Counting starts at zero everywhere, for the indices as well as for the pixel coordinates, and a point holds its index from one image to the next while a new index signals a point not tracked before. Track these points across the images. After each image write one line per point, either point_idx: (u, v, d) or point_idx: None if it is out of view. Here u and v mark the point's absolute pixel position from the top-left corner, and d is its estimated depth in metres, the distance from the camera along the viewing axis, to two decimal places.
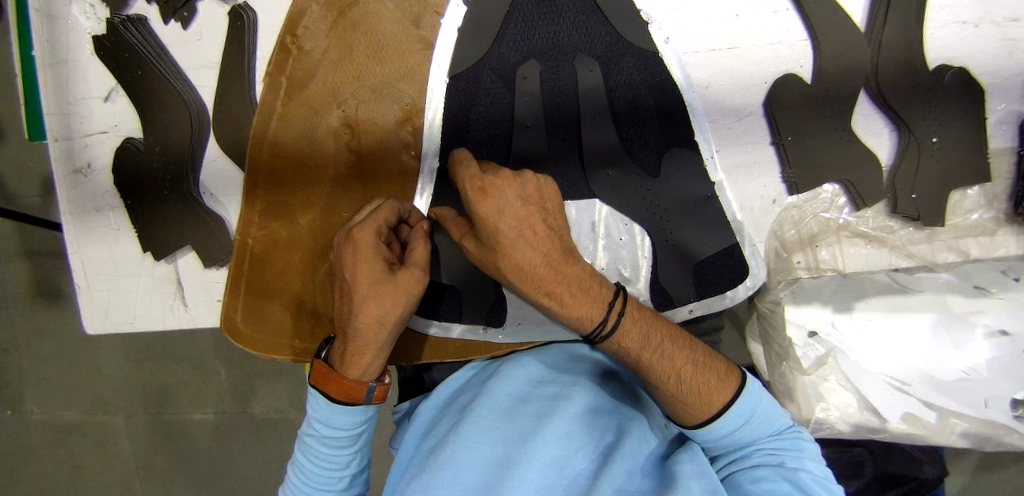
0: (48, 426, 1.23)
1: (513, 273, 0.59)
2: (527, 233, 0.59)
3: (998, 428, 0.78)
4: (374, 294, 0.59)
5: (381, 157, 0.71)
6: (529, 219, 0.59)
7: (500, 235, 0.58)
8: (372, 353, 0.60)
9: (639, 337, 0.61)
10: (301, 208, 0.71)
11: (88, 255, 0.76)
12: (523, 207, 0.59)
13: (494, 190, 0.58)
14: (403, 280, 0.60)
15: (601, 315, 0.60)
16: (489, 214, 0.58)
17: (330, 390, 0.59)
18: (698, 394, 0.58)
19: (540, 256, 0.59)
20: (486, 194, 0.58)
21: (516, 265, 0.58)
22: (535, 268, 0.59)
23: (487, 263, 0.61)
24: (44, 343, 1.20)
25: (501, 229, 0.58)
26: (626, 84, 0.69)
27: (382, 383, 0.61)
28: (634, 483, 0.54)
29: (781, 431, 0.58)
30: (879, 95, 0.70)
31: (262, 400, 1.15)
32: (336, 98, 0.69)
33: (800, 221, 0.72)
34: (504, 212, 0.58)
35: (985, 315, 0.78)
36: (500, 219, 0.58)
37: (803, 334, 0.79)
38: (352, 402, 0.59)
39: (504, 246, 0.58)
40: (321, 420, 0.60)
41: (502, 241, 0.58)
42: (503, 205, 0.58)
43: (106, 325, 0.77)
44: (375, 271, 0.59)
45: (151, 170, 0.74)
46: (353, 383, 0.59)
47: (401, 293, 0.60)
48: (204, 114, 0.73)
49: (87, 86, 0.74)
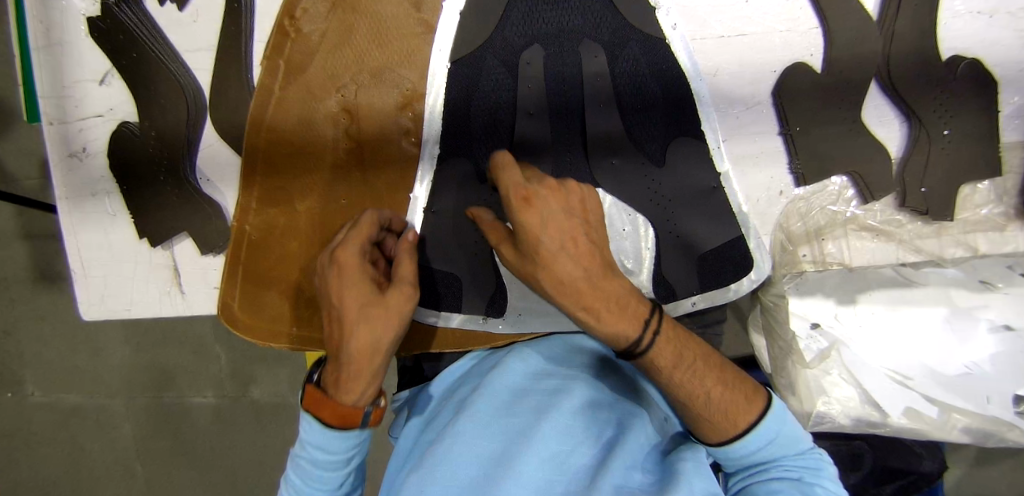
0: (50, 409, 1.23)
1: (552, 284, 0.55)
2: (568, 245, 0.54)
3: (1000, 425, 0.77)
4: (364, 320, 0.55)
5: (381, 143, 0.70)
6: (574, 229, 0.55)
7: (542, 249, 0.54)
8: (365, 376, 0.56)
9: (673, 355, 0.57)
10: (300, 195, 0.70)
11: (84, 241, 0.75)
12: (567, 216, 0.56)
13: (538, 201, 0.55)
14: (393, 299, 0.56)
15: (638, 331, 0.55)
16: (532, 225, 0.54)
17: (324, 415, 0.55)
18: (727, 412, 0.55)
19: (580, 269, 0.54)
20: (530, 204, 0.54)
21: (556, 278, 0.54)
22: (575, 282, 0.54)
23: (526, 274, 0.57)
24: (44, 326, 1.19)
25: (544, 241, 0.54)
26: (632, 71, 0.67)
27: (376, 406, 0.58)
28: (635, 479, 0.53)
29: (805, 451, 0.56)
30: (891, 85, 0.68)
31: (261, 385, 1.15)
32: (335, 83, 0.68)
33: (807, 214, 0.71)
34: (547, 225, 0.54)
35: (989, 309, 0.78)
36: (544, 232, 0.54)
37: (805, 326, 0.79)
38: (347, 428, 0.56)
39: (546, 259, 0.54)
40: (314, 444, 0.56)
41: (545, 253, 0.54)
42: (547, 217, 0.54)
43: (102, 311, 0.76)
44: (363, 291, 0.57)
45: (147, 155, 0.73)
46: (350, 408, 0.55)
47: (392, 314, 0.56)
48: (201, 99, 0.71)
49: (82, 69, 0.72)
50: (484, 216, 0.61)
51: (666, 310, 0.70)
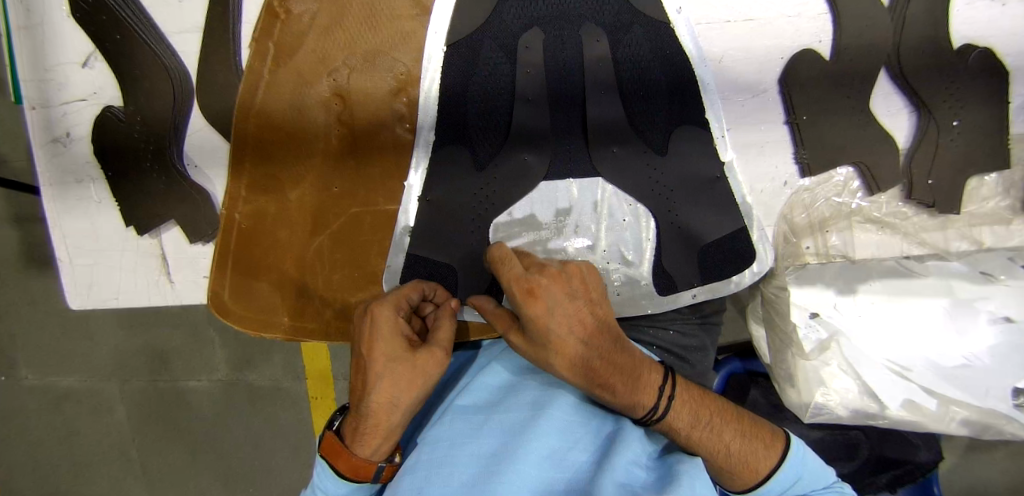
0: (42, 395, 1.22)
1: (567, 371, 0.54)
2: (577, 329, 0.54)
3: (997, 417, 0.77)
4: (390, 374, 0.54)
5: (375, 130, 0.67)
6: (577, 313, 0.54)
7: (552, 335, 0.53)
8: (382, 434, 0.55)
9: (690, 417, 0.58)
10: (291, 183, 0.68)
11: (70, 229, 0.73)
12: (574, 304, 0.54)
13: (543, 291, 0.53)
14: (422, 360, 0.55)
15: (651, 399, 0.57)
16: (539, 317, 0.53)
17: (339, 465, 0.56)
18: (745, 465, 0.57)
19: (589, 348, 0.55)
20: (535, 296, 0.53)
21: (569, 363, 0.54)
22: (586, 361, 0.54)
23: (538, 361, 0.56)
24: (34, 312, 1.17)
25: (553, 328, 0.53)
26: (634, 56, 0.65)
27: (391, 463, 0.58)
28: (635, 476, 0.53)
29: (829, 486, 0.59)
30: (901, 74, 0.66)
31: (257, 371, 1.14)
32: (327, 66, 0.65)
33: (811, 205, 0.69)
34: (555, 316, 0.53)
35: (989, 301, 0.76)
36: (551, 319, 0.53)
37: (804, 316, 0.77)
38: (360, 480, 0.56)
39: (557, 344, 0.53)
40: (326, 490, 0.57)
41: (555, 340, 0.53)
42: (554, 307, 0.53)
43: (90, 300, 0.74)
44: (395, 347, 0.55)
45: (133, 141, 0.70)
46: (364, 463, 0.55)
47: (418, 375, 0.55)
48: (188, 83, 0.69)
49: (63, 51, 0.69)
50: (485, 304, 0.59)
51: (666, 302, 0.69)
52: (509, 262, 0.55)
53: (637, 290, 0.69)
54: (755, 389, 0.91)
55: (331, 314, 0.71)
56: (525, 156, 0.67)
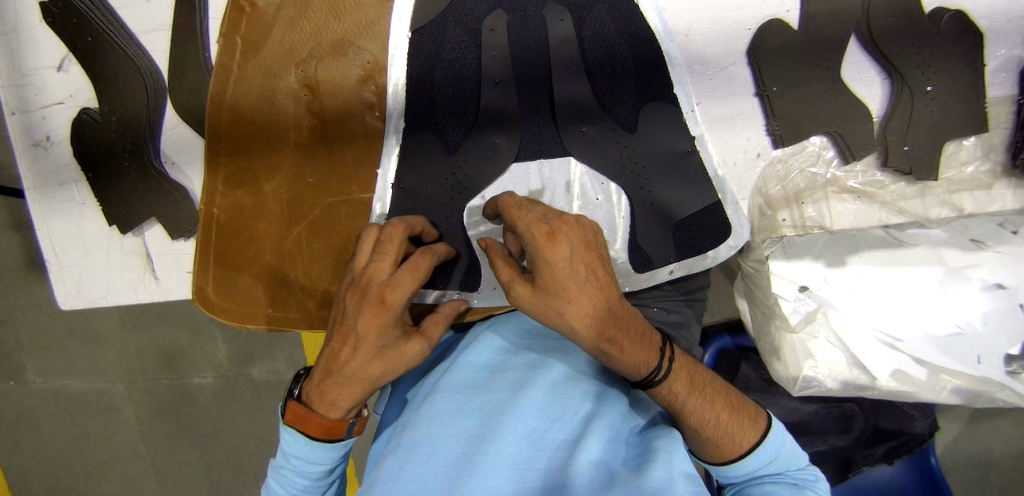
0: (51, 398, 1.24)
1: (580, 319, 0.52)
2: (590, 276, 0.52)
3: (989, 385, 0.77)
4: (383, 361, 0.55)
5: (345, 119, 0.68)
6: (591, 261, 0.53)
7: (567, 281, 0.51)
8: (355, 399, 0.57)
9: (686, 381, 0.58)
10: (266, 175, 0.69)
11: (56, 231, 0.74)
12: (586, 252, 0.53)
13: (563, 236, 0.52)
14: (414, 350, 0.56)
15: (656, 360, 0.56)
16: (558, 260, 0.51)
17: (309, 428, 0.57)
18: (729, 436, 0.57)
19: (602, 300, 0.52)
20: (555, 240, 0.51)
21: (584, 310, 0.51)
22: (598, 313, 0.52)
23: (544, 314, 0.52)
24: (38, 317, 1.19)
25: (569, 275, 0.51)
26: (601, 33, 0.65)
27: (361, 417, 0.60)
28: (616, 453, 0.53)
29: (804, 467, 0.58)
30: (870, 40, 0.65)
31: (258, 364, 1.16)
32: (294, 57, 0.66)
33: (786, 177, 0.69)
34: (572, 261, 0.51)
35: (981, 268, 0.76)
36: (569, 265, 0.51)
37: (793, 289, 0.78)
38: (333, 439, 0.58)
39: (571, 290, 0.51)
40: (298, 456, 0.58)
41: (570, 286, 0.51)
42: (573, 253, 0.51)
43: (80, 300, 0.76)
44: (388, 334, 0.55)
45: (110, 141, 0.71)
46: (335, 422, 0.58)
47: (407, 362, 0.56)
48: (160, 82, 0.70)
49: (38, 56, 0.70)
50: (496, 247, 0.56)
51: (643, 279, 0.70)
52: (521, 209, 0.54)
53: (614, 269, 0.69)
54: (745, 364, 0.91)
55: (312, 304, 0.72)
56: (496, 139, 0.68)
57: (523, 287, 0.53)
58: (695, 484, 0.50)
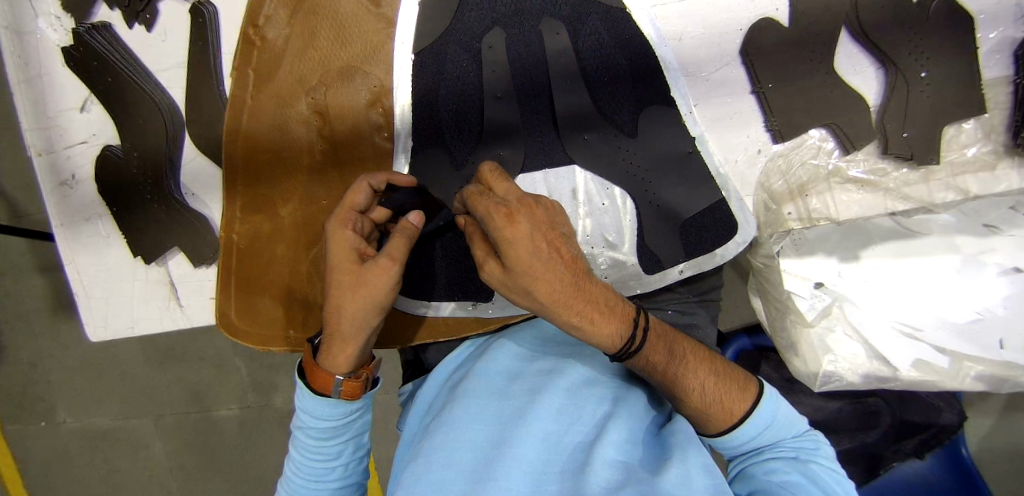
0: (81, 435, 1.26)
1: (547, 294, 0.52)
2: (553, 255, 0.52)
3: (1013, 370, 0.76)
4: (337, 288, 0.58)
5: (355, 141, 0.71)
6: (551, 238, 0.52)
7: (531, 262, 0.50)
8: (340, 343, 0.59)
9: (665, 351, 0.59)
10: (282, 200, 0.72)
11: (83, 264, 0.77)
12: (547, 230, 0.52)
13: (521, 216, 0.51)
14: (368, 269, 0.56)
15: (628, 329, 0.56)
16: (521, 240, 0.50)
17: (308, 374, 0.60)
18: (718, 403, 0.57)
19: (566, 276, 0.52)
20: (513, 221, 0.50)
21: (550, 286, 0.51)
22: (563, 289, 0.52)
23: (514, 290, 0.53)
24: (67, 355, 1.23)
25: (531, 256, 0.50)
26: (596, 44, 0.67)
27: (350, 379, 0.60)
28: (634, 453, 0.53)
29: (802, 434, 0.58)
30: (861, 32, 0.67)
31: (282, 393, 1.17)
32: (304, 86, 0.69)
33: (788, 171, 0.70)
34: (534, 238, 0.50)
35: (996, 253, 0.76)
36: (530, 247, 0.50)
37: (808, 286, 0.78)
38: (324, 393, 0.60)
39: (534, 271, 0.51)
40: (307, 411, 0.61)
41: (533, 266, 0.50)
42: (532, 232, 0.50)
43: (107, 331, 0.78)
44: (341, 259, 0.57)
45: (132, 175, 0.75)
46: (323, 374, 0.59)
47: (365, 285, 0.56)
48: (178, 116, 0.73)
49: (62, 98, 0.74)
50: (474, 227, 0.56)
51: (654, 280, 0.71)
52: (482, 195, 0.52)
53: (624, 272, 0.71)
54: (766, 363, 0.90)
55: None
56: (500, 152, 0.70)
57: (493, 268, 0.53)
58: (713, 477, 0.51)
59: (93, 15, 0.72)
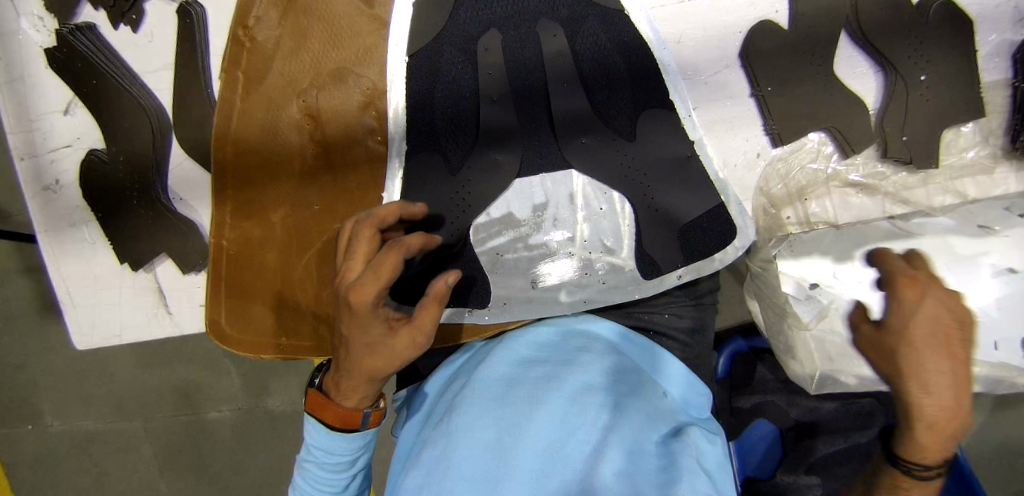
0: (68, 438, 1.24)
1: (912, 373, 0.46)
2: (940, 330, 0.46)
3: (1010, 371, 0.72)
4: (367, 356, 0.54)
5: (348, 145, 0.69)
6: (949, 332, 0.46)
7: (911, 334, 0.46)
8: (362, 387, 0.57)
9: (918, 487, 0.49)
10: (273, 204, 0.70)
11: (69, 271, 0.75)
12: (946, 319, 0.46)
13: (923, 280, 0.48)
14: (402, 340, 0.54)
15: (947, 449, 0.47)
16: (910, 302, 0.48)
17: (327, 417, 0.58)
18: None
19: (941, 354, 0.46)
20: (914, 283, 0.48)
21: (915, 364, 0.46)
22: (939, 371, 0.45)
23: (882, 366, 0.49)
24: (54, 356, 1.20)
25: (917, 323, 0.47)
26: (594, 46, 0.66)
27: (376, 408, 0.59)
28: (638, 466, 0.51)
29: None
30: (862, 35, 0.66)
31: (273, 396, 1.16)
32: (296, 88, 0.67)
33: (787, 175, 0.70)
34: (923, 314, 0.47)
35: (990, 255, 0.71)
36: (918, 312, 0.47)
37: (803, 288, 0.74)
38: (350, 429, 0.58)
39: (915, 347, 0.46)
40: (321, 447, 0.59)
41: (917, 335, 0.46)
42: (932, 298, 0.47)
43: (94, 340, 0.76)
44: (370, 332, 0.53)
45: (118, 180, 0.73)
46: (351, 411, 0.58)
47: (401, 354, 0.54)
48: (166, 119, 0.71)
49: (45, 101, 0.72)
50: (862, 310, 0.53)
51: (652, 285, 0.70)
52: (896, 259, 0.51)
53: (622, 277, 0.70)
54: (762, 366, 0.89)
55: (323, 328, 0.72)
56: (496, 156, 0.69)
57: (864, 329, 0.51)
58: None
59: (77, 15, 0.70)
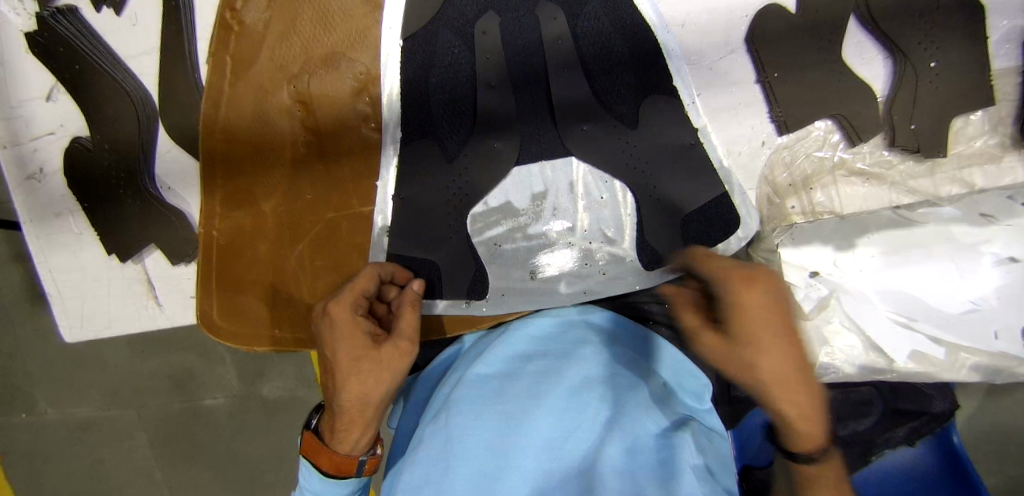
0: (62, 427, 1.22)
1: (770, 372, 0.44)
2: (777, 329, 0.44)
3: (1010, 360, 0.69)
4: (355, 375, 0.54)
5: (342, 132, 0.67)
6: (787, 322, 0.45)
7: (753, 333, 0.44)
8: (355, 428, 0.56)
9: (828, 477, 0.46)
10: (263, 193, 0.68)
11: (55, 263, 0.73)
12: (780, 308, 0.45)
13: (760, 278, 0.46)
14: (387, 353, 0.55)
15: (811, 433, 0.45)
16: (750, 300, 0.45)
17: (321, 463, 0.56)
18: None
19: (792, 356, 0.44)
20: (753, 281, 0.45)
21: (770, 362, 0.44)
22: (768, 370, 0.44)
23: (732, 363, 0.46)
24: (46, 345, 1.18)
25: (758, 321, 0.44)
26: (596, 29, 0.64)
27: (372, 455, 0.58)
28: (640, 460, 0.49)
29: None
30: (871, 21, 0.64)
31: (268, 384, 1.15)
32: (286, 73, 0.65)
33: (792, 163, 0.68)
34: (766, 312, 0.45)
35: (992, 243, 0.69)
36: (758, 310, 0.45)
37: (803, 275, 0.71)
38: (345, 476, 0.57)
39: (762, 343, 0.44)
40: (314, 491, 0.57)
41: (755, 336, 0.44)
42: (769, 298, 0.45)
43: (83, 332, 0.75)
44: (354, 346, 0.55)
45: (104, 168, 0.70)
46: (344, 458, 0.56)
47: (386, 369, 0.54)
48: (152, 105, 0.69)
49: (27, 87, 0.69)
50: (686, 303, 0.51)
51: (655, 275, 0.68)
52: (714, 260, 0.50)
53: (623, 268, 0.69)
54: None
55: None
56: (494, 143, 0.67)
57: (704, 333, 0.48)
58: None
59: None
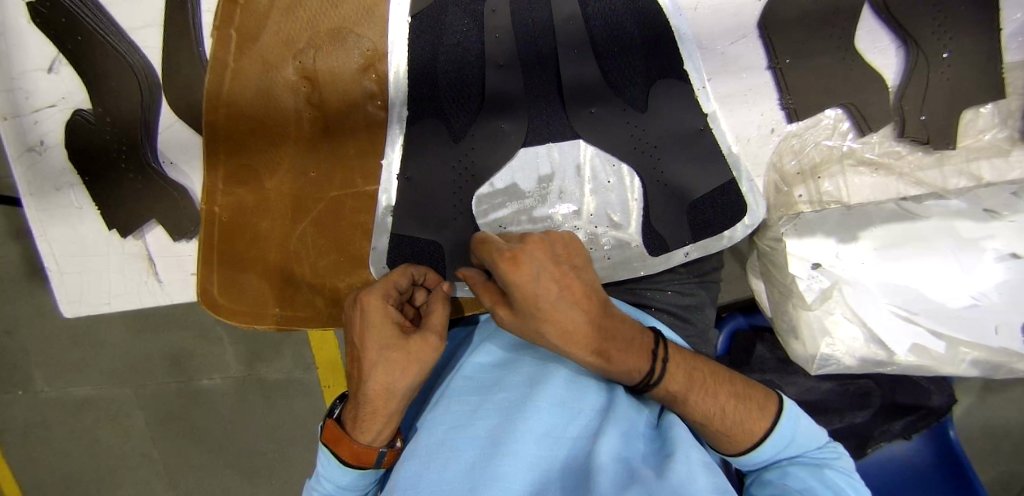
0: (59, 404, 1.22)
1: (563, 335, 0.52)
2: (567, 294, 0.53)
3: (1010, 356, 0.73)
4: (382, 363, 0.54)
5: (347, 110, 0.66)
6: (567, 279, 0.53)
7: (540, 302, 0.51)
8: (375, 421, 0.55)
9: (684, 379, 0.56)
10: (267, 171, 0.68)
11: (55, 238, 0.72)
12: (556, 269, 0.53)
13: (525, 257, 0.52)
14: (415, 345, 0.54)
15: (648, 362, 0.55)
16: (523, 275, 0.52)
17: (342, 452, 0.56)
18: (735, 424, 0.55)
19: (578, 313, 0.53)
20: (517, 263, 0.52)
21: (563, 327, 0.52)
22: (580, 325, 0.52)
23: (528, 332, 0.53)
24: (44, 322, 1.18)
25: (541, 294, 0.51)
26: (607, 10, 0.63)
27: (393, 448, 0.58)
28: (634, 448, 0.51)
29: (823, 445, 0.58)
30: (885, 9, 0.63)
31: (267, 365, 1.14)
32: (292, 49, 0.64)
33: (801, 151, 0.68)
34: (539, 280, 0.52)
35: (995, 239, 0.74)
36: (536, 285, 0.51)
37: (806, 267, 0.76)
38: (363, 467, 0.57)
39: (547, 311, 0.51)
40: (334, 480, 0.57)
41: (542, 306, 0.51)
42: (540, 270, 0.52)
43: (83, 308, 0.74)
44: (384, 336, 0.54)
45: (106, 142, 0.69)
46: (364, 448, 0.56)
47: (413, 361, 0.54)
48: (155, 79, 0.68)
49: (27, 58, 0.68)
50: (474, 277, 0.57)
51: (658, 262, 0.68)
52: (488, 243, 0.55)
53: (627, 253, 0.69)
54: (762, 344, 0.86)
55: (320, 301, 0.71)
56: (501, 124, 0.66)
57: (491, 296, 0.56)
58: (715, 475, 0.49)
59: None
